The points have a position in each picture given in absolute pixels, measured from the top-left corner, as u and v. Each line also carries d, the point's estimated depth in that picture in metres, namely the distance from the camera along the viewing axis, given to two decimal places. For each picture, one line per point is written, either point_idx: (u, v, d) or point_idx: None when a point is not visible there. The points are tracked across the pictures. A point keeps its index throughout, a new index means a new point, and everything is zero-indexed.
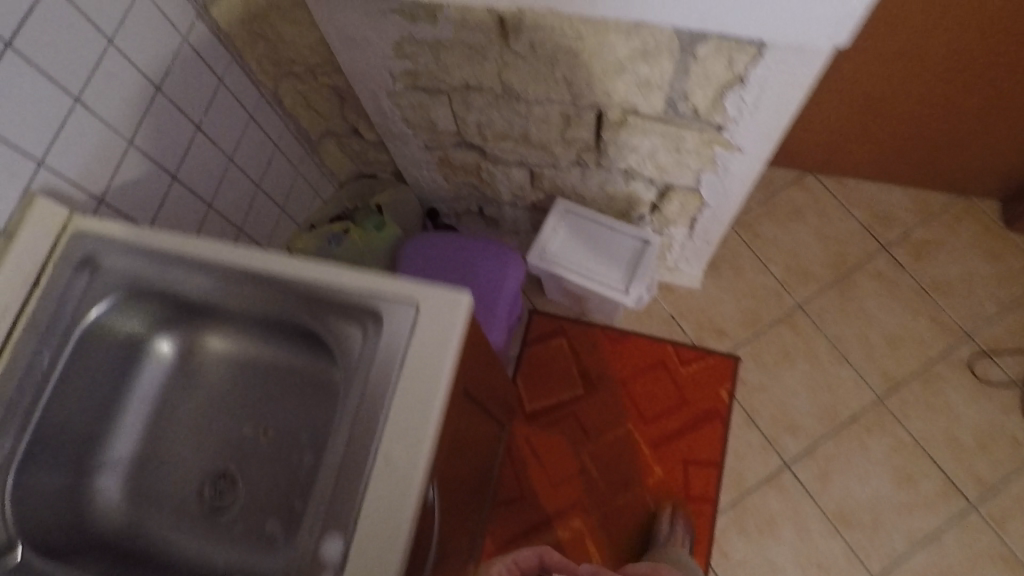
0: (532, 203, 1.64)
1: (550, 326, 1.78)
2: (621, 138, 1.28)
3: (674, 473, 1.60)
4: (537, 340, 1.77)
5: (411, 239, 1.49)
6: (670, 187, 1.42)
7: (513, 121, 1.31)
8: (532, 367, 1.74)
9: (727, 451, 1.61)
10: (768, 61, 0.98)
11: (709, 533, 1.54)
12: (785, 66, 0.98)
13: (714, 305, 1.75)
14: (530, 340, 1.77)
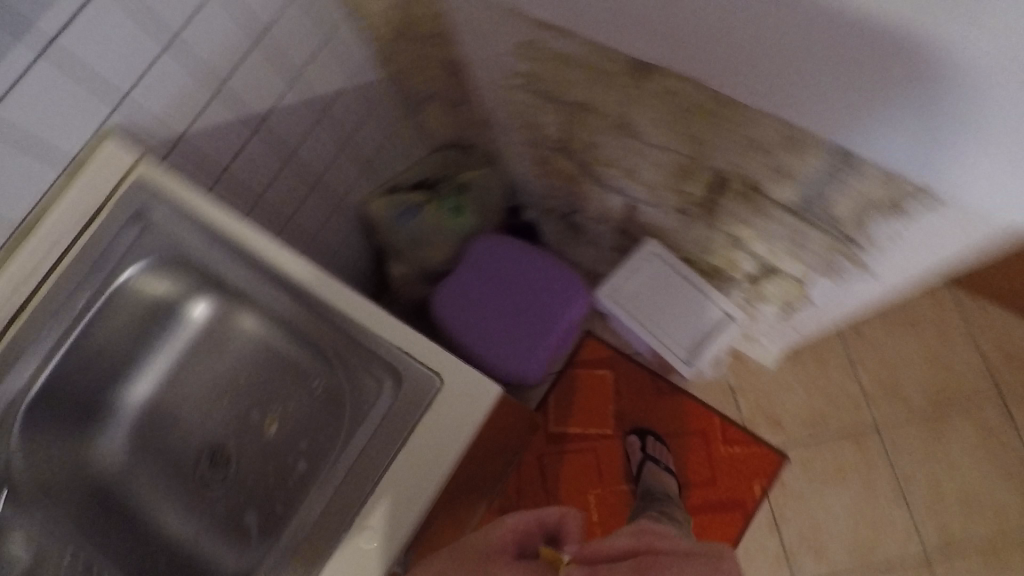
0: (621, 229, 1.51)
1: (600, 355, 1.67)
2: (736, 209, 1.13)
3: None
4: (583, 364, 1.67)
5: (484, 236, 1.40)
6: (773, 269, 1.26)
7: (623, 152, 1.18)
8: (569, 391, 1.66)
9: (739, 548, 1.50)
10: (945, 214, 0.81)
11: None
12: (964, 225, 0.81)
13: (780, 392, 1.60)
14: (576, 362, 1.67)
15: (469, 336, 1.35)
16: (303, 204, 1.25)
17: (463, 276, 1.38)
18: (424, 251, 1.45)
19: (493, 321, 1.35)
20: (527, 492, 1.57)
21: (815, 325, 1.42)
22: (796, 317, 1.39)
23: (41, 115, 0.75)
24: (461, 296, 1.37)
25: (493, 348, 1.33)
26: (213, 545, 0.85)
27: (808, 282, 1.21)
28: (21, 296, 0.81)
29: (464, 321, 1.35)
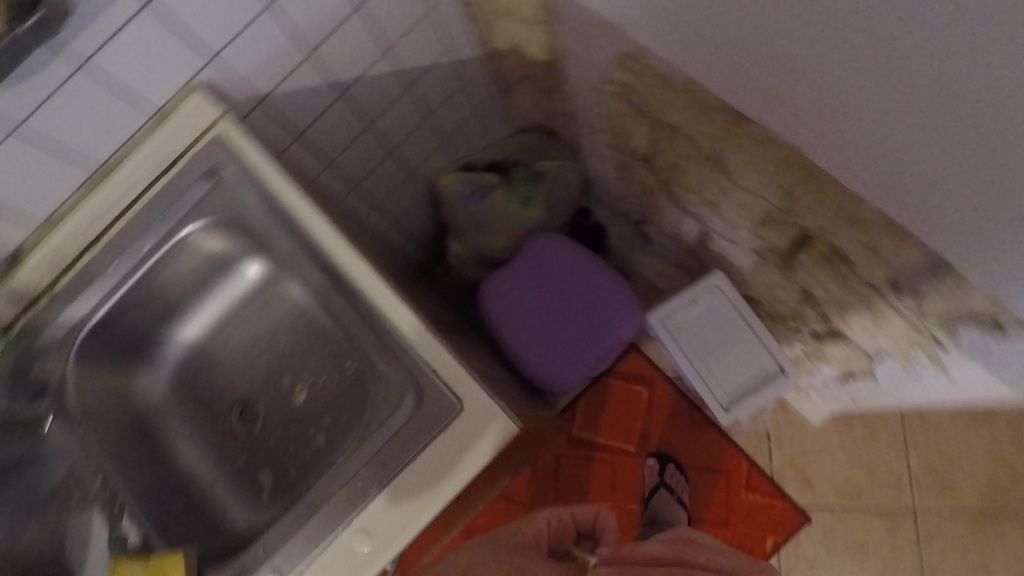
0: (691, 252, 1.44)
1: (640, 370, 1.63)
2: (816, 268, 1.05)
3: None
4: (620, 375, 1.63)
5: (547, 235, 1.37)
6: (842, 335, 1.17)
7: (708, 183, 1.11)
8: (600, 399, 1.63)
9: None
10: None
11: None
12: None
13: (820, 453, 1.52)
14: (613, 372, 1.64)
15: (511, 334, 1.34)
16: (376, 170, 1.25)
17: (517, 272, 1.36)
18: (485, 236, 1.43)
19: (538, 324, 1.34)
20: (537, 488, 1.58)
21: (873, 400, 1.34)
22: (857, 385, 1.30)
23: (134, 65, 0.76)
24: (511, 291, 1.35)
25: (532, 351, 1.33)
26: (227, 495, 0.89)
27: (880, 358, 1.13)
28: (93, 231, 0.85)
29: (509, 318, 1.35)
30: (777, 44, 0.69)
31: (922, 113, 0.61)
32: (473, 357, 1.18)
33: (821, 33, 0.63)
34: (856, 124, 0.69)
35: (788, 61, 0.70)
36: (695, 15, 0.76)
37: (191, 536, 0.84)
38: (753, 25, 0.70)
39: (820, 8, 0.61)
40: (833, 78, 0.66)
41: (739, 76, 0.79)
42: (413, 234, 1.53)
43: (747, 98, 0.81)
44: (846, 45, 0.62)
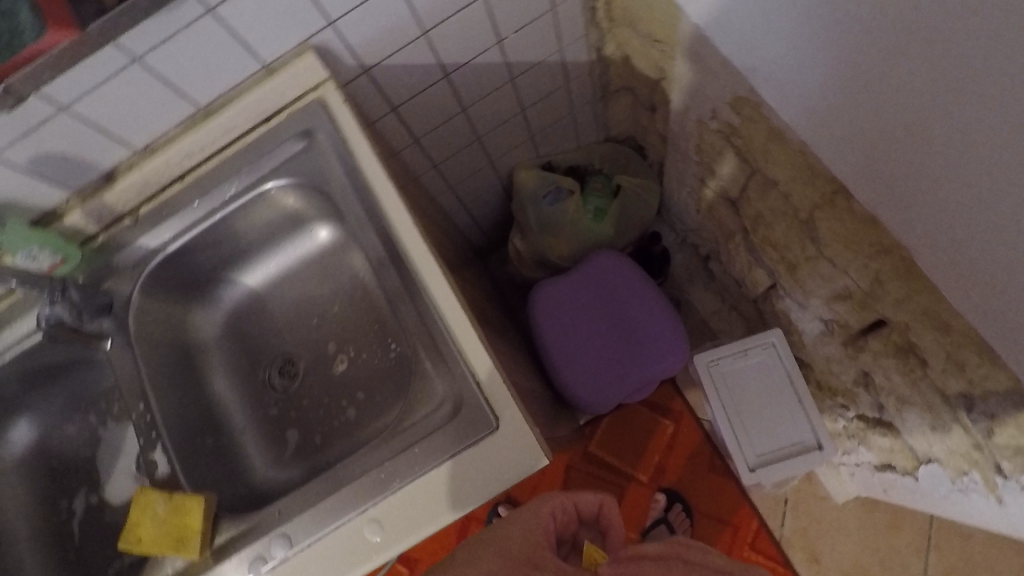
0: (755, 301, 1.39)
1: (671, 404, 1.60)
2: (884, 358, 0.99)
3: None
4: (649, 403, 1.60)
5: (610, 252, 1.34)
6: (894, 428, 1.11)
7: (792, 244, 1.06)
8: (624, 423, 1.61)
9: None
10: None
11: None
12: None
13: (836, 533, 1.46)
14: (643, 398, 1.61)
15: (554, 345, 1.33)
16: (460, 153, 1.25)
17: (572, 283, 1.34)
18: (549, 240, 1.41)
19: (583, 341, 1.32)
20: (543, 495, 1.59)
21: (906, 496, 1.28)
22: (892, 478, 1.25)
23: (255, 21, 0.76)
24: (563, 302, 1.34)
25: (572, 367, 1.31)
26: (254, 445, 0.92)
27: (928, 462, 1.07)
28: (185, 166, 0.87)
29: (555, 328, 1.33)
30: (909, 137, 0.64)
31: None
32: (512, 360, 1.17)
33: (962, 140, 0.58)
34: (975, 240, 0.64)
35: (917, 156, 0.65)
36: (829, 82, 0.71)
37: (215, 479, 0.85)
38: (888, 110, 0.65)
39: (970, 115, 0.56)
40: (963, 187, 0.61)
41: (859, 155, 0.74)
42: (479, 219, 1.53)
43: (861, 176, 0.76)
44: (988, 160, 0.57)
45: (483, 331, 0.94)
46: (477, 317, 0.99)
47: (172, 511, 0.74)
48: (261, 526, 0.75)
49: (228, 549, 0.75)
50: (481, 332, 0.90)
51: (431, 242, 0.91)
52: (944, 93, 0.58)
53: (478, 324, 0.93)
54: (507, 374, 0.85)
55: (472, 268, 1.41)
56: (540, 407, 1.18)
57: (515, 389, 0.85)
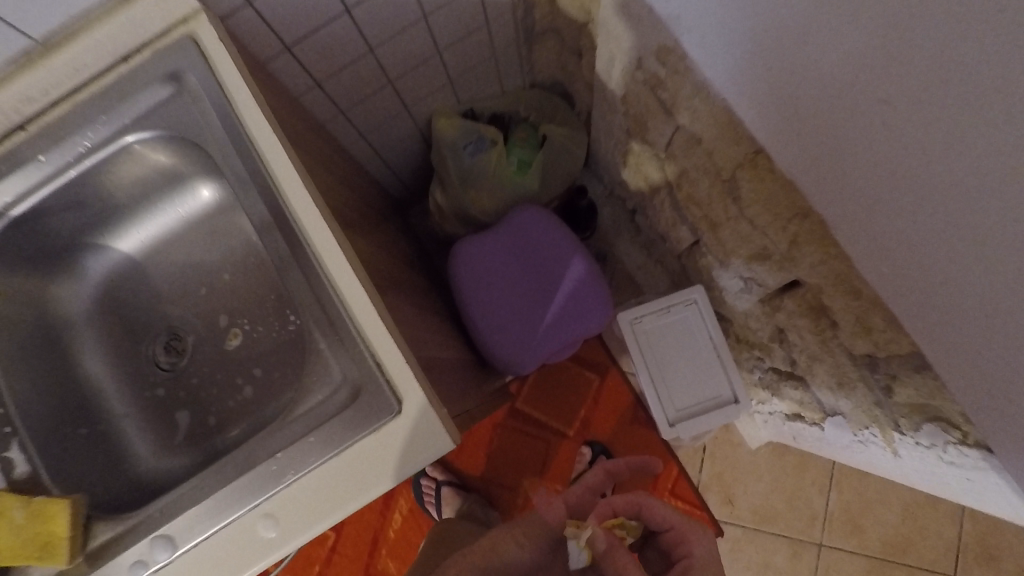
0: (679, 256, 1.38)
1: (595, 358, 1.60)
2: (797, 316, 1.00)
3: None
4: (576, 358, 1.60)
5: (534, 209, 1.27)
6: (803, 383, 1.14)
7: (713, 202, 1.03)
8: (552, 378, 1.60)
9: None
10: (993, 470, 0.73)
11: None
12: (1001, 486, 0.74)
13: (748, 476, 1.53)
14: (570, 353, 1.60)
15: (476, 307, 1.27)
16: (369, 98, 1.14)
17: (496, 240, 1.28)
18: (470, 194, 1.32)
19: (506, 302, 1.27)
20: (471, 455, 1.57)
21: (814, 443, 1.34)
22: (800, 426, 1.30)
23: None
24: (484, 261, 1.28)
25: (495, 329, 1.27)
26: (137, 431, 0.83)
27: (832, 415, 1.11)
28: (24, 113, 0.73)
29: (478, 289, 1.27)
30: (828, 107, 0.61)
31: (952, 227, 0.53)
32: (433, 324, 1.11)
33: (877, 112, 0.55)
34: (884, 215, 0.62)
35: (835, 125, 0.62)
36: (753, 40, 0.66)
37: (89, 474, 0.75)
38: (809, 74, 0.61)
39: (888, 84, 0.52)
40: (878, 160, 0.58)
41: (777, 119, 0.71)
42: (398, 169, 1.43)
43: (780, 143, 0.73)
44: (901, 134, 0.53)
45: (395, 300, 0.87)
46: (390, 283, 0.92)
47: (31, 518, 0.65)
48: (145, 524, 0.68)
49: (104, 554, 0.67)
50: (391, 303, 0.83)
51: (330, 203, 0.82)
52: (864, 61, 0.53)
53: (390, 293, 0.86)
54: (415, 346, 0.80)
55: (390, 224, 1.32)
56: (462, 371, 1.14)
57: (426, 363, 0.80)
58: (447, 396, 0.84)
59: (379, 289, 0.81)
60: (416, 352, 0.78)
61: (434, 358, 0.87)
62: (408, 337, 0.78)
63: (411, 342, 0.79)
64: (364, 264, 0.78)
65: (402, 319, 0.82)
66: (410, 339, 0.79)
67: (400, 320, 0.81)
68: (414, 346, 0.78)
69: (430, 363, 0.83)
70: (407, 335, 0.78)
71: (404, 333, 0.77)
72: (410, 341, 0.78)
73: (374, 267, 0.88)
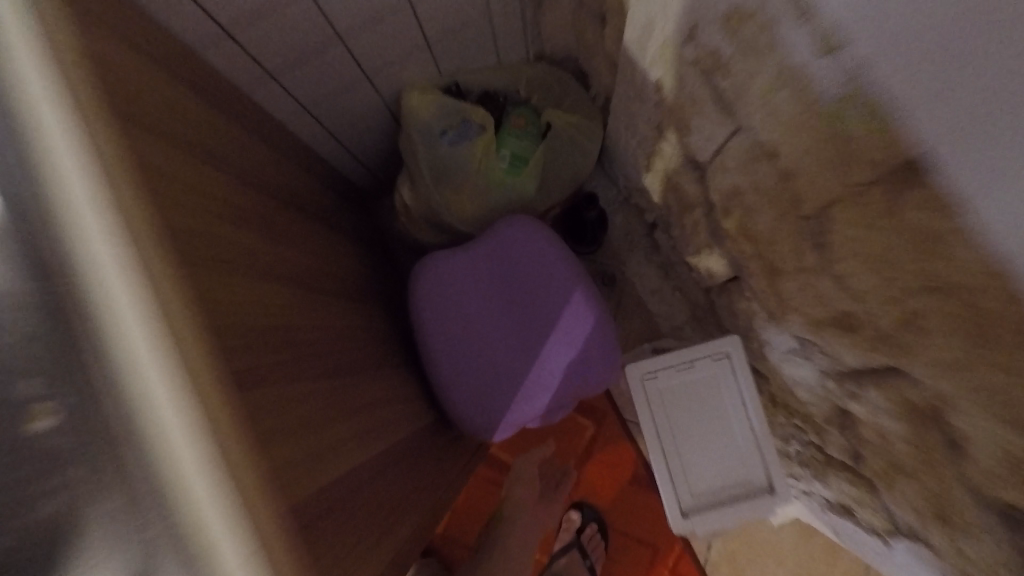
0: (708, 291, 1.08)
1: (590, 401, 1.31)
2: (883, 409, 0.71)
3: None
4: None
5: (529, 224, 0.97)
6: (867, 482, 0.86)
7: (775, 240, 0.74)
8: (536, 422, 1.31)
9: None
10: None
11: None
12: None
13: (767, 557, 1.25)
14: None
15: (440, 344, 0.98)
16: (314, 58, 0.83)
17: (476, 261, 0.98)
18: (445, 197, 1.01)
19: (479, 342, 0.98)
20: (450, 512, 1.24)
21: (859, 544, 1.06)
22: (845, 523, 1.02)
23: None
24: (456, 290, 0.98)
25: (459, 375, 0.98)
26: None
27: (905, 536, 0.83)
28: None
29: (444, 322, 0.97)
30: None
31: None
32: (376, 377, 0.81)
33: None
34: None
35: None
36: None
37: None
38: None
39: None
40: None
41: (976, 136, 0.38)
42: (360, 156, 1.12)
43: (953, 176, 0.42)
44: None
45: (287, 377, 0.56)
46: (292, 340, 0.61)
47: None
48: None
49: None
50: (276, 389, 0.52)
51: (198, 223, 0.51)
52: None
53: (281, 365, 0.55)
54: (301, 469, 0.50)
55: (342, 226, 1.01)
56: (413, 438, 0.84)
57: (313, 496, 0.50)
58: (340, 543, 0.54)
59: (254, 368, 0.49)
60: (295, 489, 0.47)
61: (337, 471, 0.57)
62: (288, 460, 0.48)
63: (293, 467, 0.48)
64: (229, 331, 0.47)
65: (288, 418, 0.52)
66: (291, 462, 0.49)
67: (283, 423, 0.50)
68: (295, 479, 0.48)
69: (322, 490, 0.53)
70: (285, 458, 0.48)
71: (279, 459, 0.46)
72: (290, 469, 0.48)
73: (267, 319, 0.57)
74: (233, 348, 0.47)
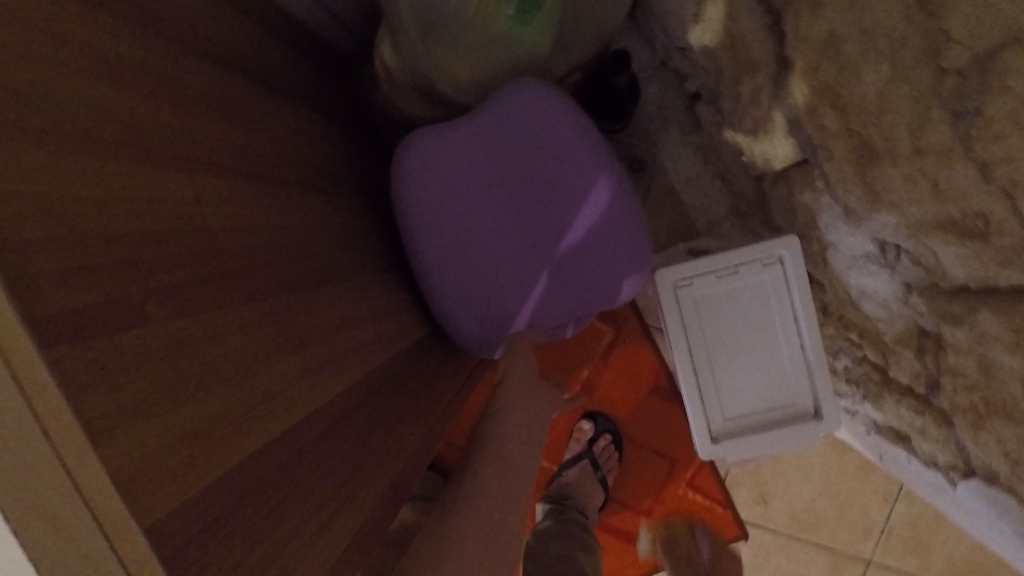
0: (760, 177, 0.88)
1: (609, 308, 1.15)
2: (1004, 323, 0.54)
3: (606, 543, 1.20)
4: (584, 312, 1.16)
5: (542, 86, 0.76)
6: (944, 406, 0.71)
7: (881, 100, 0.53)
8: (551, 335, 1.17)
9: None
10: None
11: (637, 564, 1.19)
12: None
13: (795, 472, 1.14)
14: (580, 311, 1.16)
15: (424, 231, 0.81)
16: None
17: (473, 138, 0.78)
18: (438, 58, 0.80)
19: (471, 234, 0.80)
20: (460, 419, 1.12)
21: (905, 472, 0.94)
22: (897, 450, 0.89)
23: None
24: (448, 174, 0.79)
25: (444, 269, 0.82)
26: None
27: (980, 474, 0.70)
28: None
29: (431, 206, 0.80)
30: None
31: None
32: (339, 286, 0.64)
33: None
34: None
35: None
36: None
37: None
38: None
39: None
40: None
41: None
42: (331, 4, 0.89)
43: None
44: None
45: (189, 317, 0.40)
46: (209, 257, 0.45)
47: None
48: None
49: None
50: (175, 335, 0.38)
51: (15, 90, 0.34)
52: None
53: (172, 303, 0.39)
54: (171, 471, 0.34)
55: (314, 94, 0.81)
56: (391, 361, 0.69)
57: (186, 509, 0.35)
58: (255, 550, 0.40)
59: (116, 316, 0.34)
60: (149, 508, 0.32)
61: (273, 435, 0.44)
62: (142, 467, 0.33)
63: (151, 478, 0.33)
64: (54, 267, 0.31)
65: (163, 391, 0.36)
66: (150, 468, 0.33)
67: (150, 403, 0.35)
68: (150, 493, 0.33)
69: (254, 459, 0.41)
70: (136, 461, 0.32)
71: (119, 467, 0.31)
72: (143, 480, 0.32)
73: (158, 232, 0.40)
74: (57, 293, 0.31)
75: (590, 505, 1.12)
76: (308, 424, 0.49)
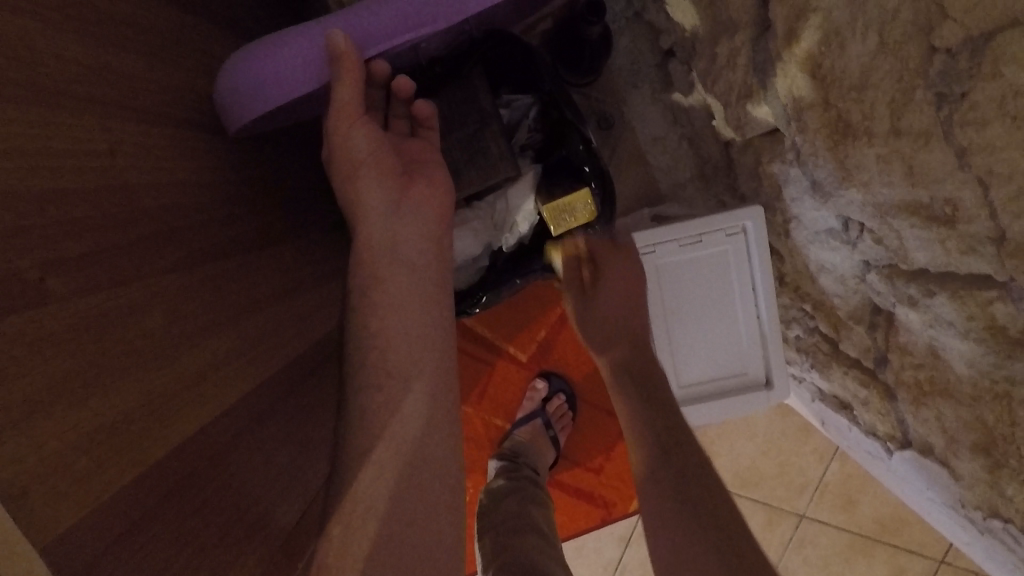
0: (728, 142, 0.86)
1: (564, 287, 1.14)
2: (960, 308, 0.54)
3: (558, 501, 1.21)
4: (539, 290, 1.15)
5: None
6: (889, 382, 0.73)
7: (867, 74, 0.51)
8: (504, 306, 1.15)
9: (578, 537, 1.22)
10: None
11: (589, 522, 1.20)
12: None
13: (738, 431, 1.18)
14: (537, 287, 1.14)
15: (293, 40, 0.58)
16: None
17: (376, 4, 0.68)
18: None
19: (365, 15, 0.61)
20: None
21: (845, 437, 0.97)
22: (839, 417, 0.92)
23: None
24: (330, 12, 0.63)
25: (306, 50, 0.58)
26: None
27: (916, 446, 0.72)
28: None
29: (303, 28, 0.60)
30: None
31: None
32: (277, 249, 0.59)
33: None
34: None
35: None
36: None
37: None
38: None
39: None
40: None
41: None
42: None
43: None
44: None
45: (103, 296, 0.36)
46: (125, 219, 0.40)
47: None
48: None
49: None
50: (81, 318, 0.35)
51: None
52: None
53: (79, 278, 0.35)
54: (74, 477, 0.33)
55: (264, 25, 0.73)
56: (334, 332, 0.65)
57: (89, 520, 0.33)
58: (181, 552, 0.39)
59: (9, 298, 0.31)
60: (42, 522, 0.30)
61: (194, 424, 0.42)
62: (38, 477, 0.31)
63: (48, 488, 0.31)
64: None
65: (64, 381, 0.33)
66: (50, 476, 0.31)
67: (47, 396, 0.32)
68: (45, 505, 0.31)
69: (170, 454, 0.39)
70: (32, 470, 0.30)
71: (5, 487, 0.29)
72: (39, 491, 0.30)
73: (68, 194, 0.36)
74: None
75: (540, 463, 1.12)
76: (235, 415, 0.46)
